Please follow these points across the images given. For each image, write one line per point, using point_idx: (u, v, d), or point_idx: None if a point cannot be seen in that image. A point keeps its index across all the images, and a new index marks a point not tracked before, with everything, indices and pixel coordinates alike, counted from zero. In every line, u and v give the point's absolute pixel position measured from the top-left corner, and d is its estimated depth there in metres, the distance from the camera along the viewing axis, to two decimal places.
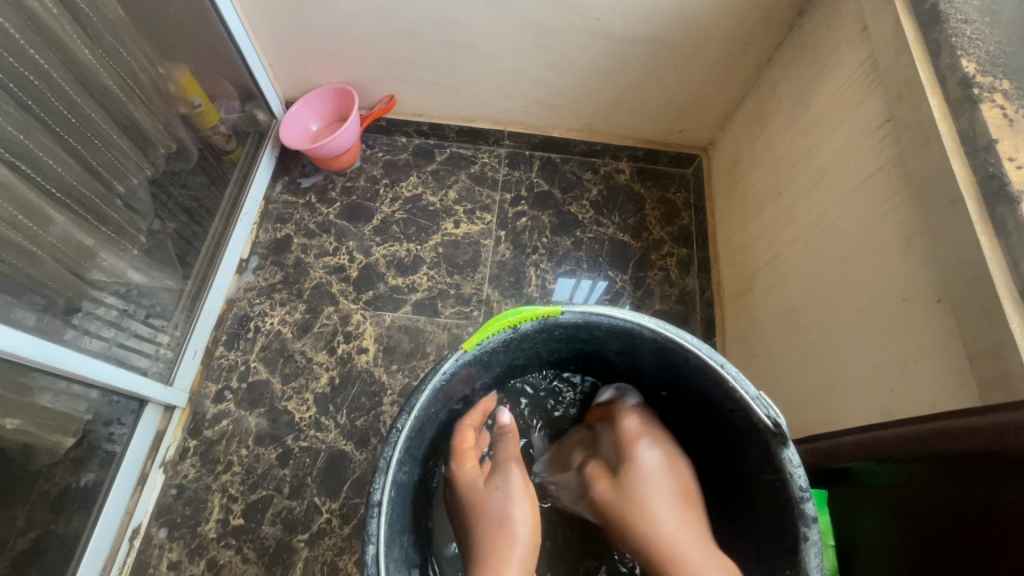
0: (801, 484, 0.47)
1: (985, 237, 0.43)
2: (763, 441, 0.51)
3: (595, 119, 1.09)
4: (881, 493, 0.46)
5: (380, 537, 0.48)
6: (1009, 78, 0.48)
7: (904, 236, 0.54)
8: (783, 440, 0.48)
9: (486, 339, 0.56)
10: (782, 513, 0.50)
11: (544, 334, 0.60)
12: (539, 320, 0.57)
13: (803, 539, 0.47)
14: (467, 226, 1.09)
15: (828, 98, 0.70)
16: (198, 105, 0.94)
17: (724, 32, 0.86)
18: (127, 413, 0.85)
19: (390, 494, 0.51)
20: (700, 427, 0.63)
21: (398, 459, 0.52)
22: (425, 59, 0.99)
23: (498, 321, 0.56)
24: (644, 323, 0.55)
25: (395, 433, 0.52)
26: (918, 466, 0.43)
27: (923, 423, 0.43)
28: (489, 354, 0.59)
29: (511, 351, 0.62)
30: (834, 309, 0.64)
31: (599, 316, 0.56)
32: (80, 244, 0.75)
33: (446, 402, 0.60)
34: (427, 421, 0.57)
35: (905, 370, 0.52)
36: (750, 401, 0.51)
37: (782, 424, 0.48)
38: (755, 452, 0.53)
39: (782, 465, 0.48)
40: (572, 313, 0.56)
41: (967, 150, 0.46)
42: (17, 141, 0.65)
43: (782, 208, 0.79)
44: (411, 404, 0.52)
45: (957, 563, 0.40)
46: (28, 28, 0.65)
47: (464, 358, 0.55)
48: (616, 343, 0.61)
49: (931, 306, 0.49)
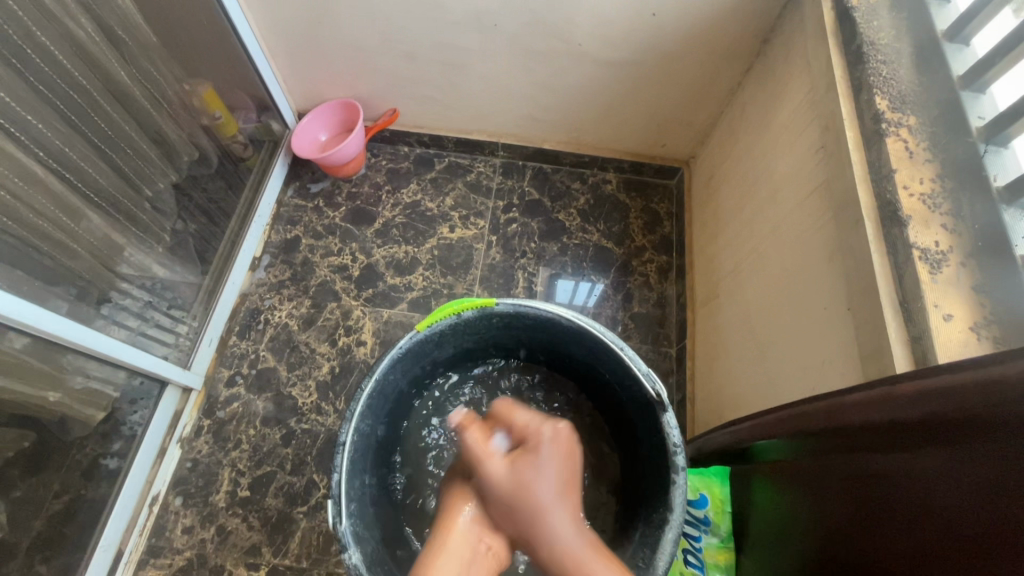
0: (673, 440, 0.57)
1: (877, 253, 0.50)
2: (652, 411, 0.61)
3: (582, 133, 1.17)
4: (794, 463, 0.50)
5: (344, 468, 0.59)
6: (915, 114, 0.55)
7: (829, 250, 0.60)
8: (662, 406, 0.59)
9: (436, 323, 0.65)
10: (664, 474, 0.59)
11: (486, 322, 0.69)
12: (478, 309, 0.66)
13: (674, 487, 0.56)
14: (461, 231, 1.17)
15: (782, 121, 0.76)
16: (219, 117, 1.04)
17: (696, 57, 0.93)
18: (150, 394, 0.95)
19: (355, 437, 0.61)
20: (624, 413, 0.70)
21: (361, 411, 0.61)
22: (425, 77, 1.07)
23: (445, 309, 0.65)
24: (562, 314, 0.65)
25: (359, 391, 0.61)
26: (785, 442, 0.50)
27: (787, 407, 0.51)
28: (439, 337, 0.68)
29: (462, 336, 0.71)
30: (780, 316, 0.70)
31: (528, 307, 0.65)
32: (113, 242, 0.85)
33: (407, 374, 0.69)
34: (389, 388, 0.67)
35: (826, 370, 0.59)
36: (641, 376, 0.61)
37: (663, 394, 0.59)
38: (649, 423, 0.62)
39: (661, 427, 0.59)
40: (505, 305, 0.65)
41: (874, 179, 0.53)
42: (63, 152, 0.75)
43: (746, 219, 0.85)
44: (374, 369, 0.62)
45: (862, 524, 0.43)
46: (72, 52, 0.74)
47: (418, 337, 0.65)
48: (549, 333, 0.69)
49: (845, 313, 0.56)
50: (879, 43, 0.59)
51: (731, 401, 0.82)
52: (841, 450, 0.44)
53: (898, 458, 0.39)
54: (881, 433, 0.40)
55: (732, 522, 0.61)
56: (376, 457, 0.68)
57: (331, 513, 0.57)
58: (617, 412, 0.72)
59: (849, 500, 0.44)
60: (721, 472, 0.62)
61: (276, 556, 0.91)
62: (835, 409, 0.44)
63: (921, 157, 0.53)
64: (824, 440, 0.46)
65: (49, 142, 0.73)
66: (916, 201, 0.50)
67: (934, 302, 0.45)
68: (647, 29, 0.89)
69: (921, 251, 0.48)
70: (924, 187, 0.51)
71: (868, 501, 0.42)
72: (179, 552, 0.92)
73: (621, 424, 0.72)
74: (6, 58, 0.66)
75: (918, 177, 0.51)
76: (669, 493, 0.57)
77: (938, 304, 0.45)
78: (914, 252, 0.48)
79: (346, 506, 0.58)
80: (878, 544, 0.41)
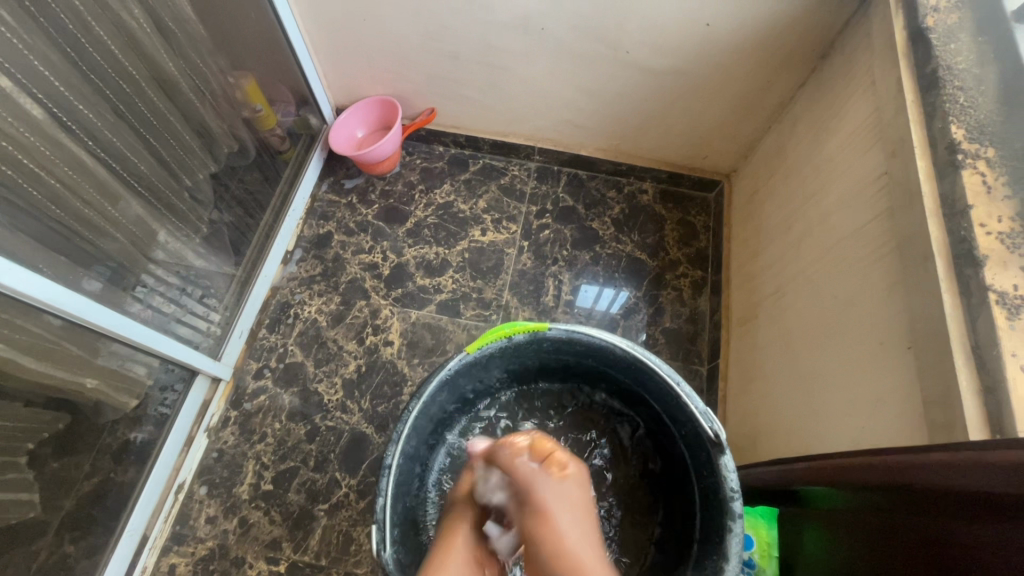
0: (731, 484, 0.55)
1: (948, 295, 0.48)
2: (707, 450, 0.59)
3: (622, 142, 1.15)
4: (851, 516, 0.49)
5: (388, 492, 0.58)
6: (994, 145, 0.52)
7: (885, 290, 0.58)
8: (720, 447, 0.57)
9: (485, 345, 0.65)
10: (717, 514, 0.58)
11: (534, 346, 0.68)
12: (530, 333, 0.66)
13: (728, 532, 0.55)
14: (492, 235, 1.16)
15: (836, 147, 0.74)
16: (259, 110, 1.05)
17: (746, 70, 0.91)
18: (180, 381, 0.96)
19: (400, 459, 0.60)
20: (671, 446, 0.69)
21: (407, 433, 0.61)
22: (465, 78, 1.06)
23: (495, 330, 0.66)
24: (616, 344, 0.64)
25: (406, 412, 0.61)
26: (846, 494, 0.49)
27: (849, 456, 0.49)
28: (487, 358, 0.67)
29: (507, 358, 0.70)
30: (824, 350, 0.68)
31: (580, 334, 0.65)
32: (152, 230, 0.86)
33: (452, 395, 0.69)
34: (433, 408, 0.66)
35: (876, 409, 0.57)
36: (697, 414, 0.60)
37: (722, 435, 0.57)
38: (701, 460, 0.61)
39: (719, 469, 0.57)
40: (557, 330, 0.65)
41: (946, 213, 0.51)
42: (108, 140, 0.75)
43: (791, 245, 0.83)
44: (423, 390, 0.62)
45: None
46: (122, 40, 0.75)
47: (466, 359, 0.64)
48: (597, 359, 0.69)
49: (904, 352, 0.54)
50: (955, 68, 0.56)
51: (767, 428, 0.80)
52: (910, 512, 0.42)
53: (979, 528, 0.37)
54: (963, 501, 0.38)
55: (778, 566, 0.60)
56: (416, 477, 0.67)
57: (374, 538, 0.56)
58: (665, 445, 0.71)
59: (908, 565, 0.42)
60: (768, 514, 0.62)
61: (296, 552, 0.91)
62: (911, 466, 0.42)
63: (1000, 193, 0.50)
64: (890, 495, 0.44)
65: (97, 131, 0.74)
66: (993, 239, 0.47)
67: (1010, 349, 0.43)
68: (700, 39, 0.87)
69: (998, 294, 0.45)
70: (1002, 225, 0.48)
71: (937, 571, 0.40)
72: (201, 541, 0.93)
73: (666, 456, 0.71)
74: (60, 46, 0.67)
75: (996, 214, 0.49)
76: (723, 540, 0.55)
77: (1016, 353, 0.43)
78: (990, 295, 0.45)
79: (390, 531, 0.57)
80: None
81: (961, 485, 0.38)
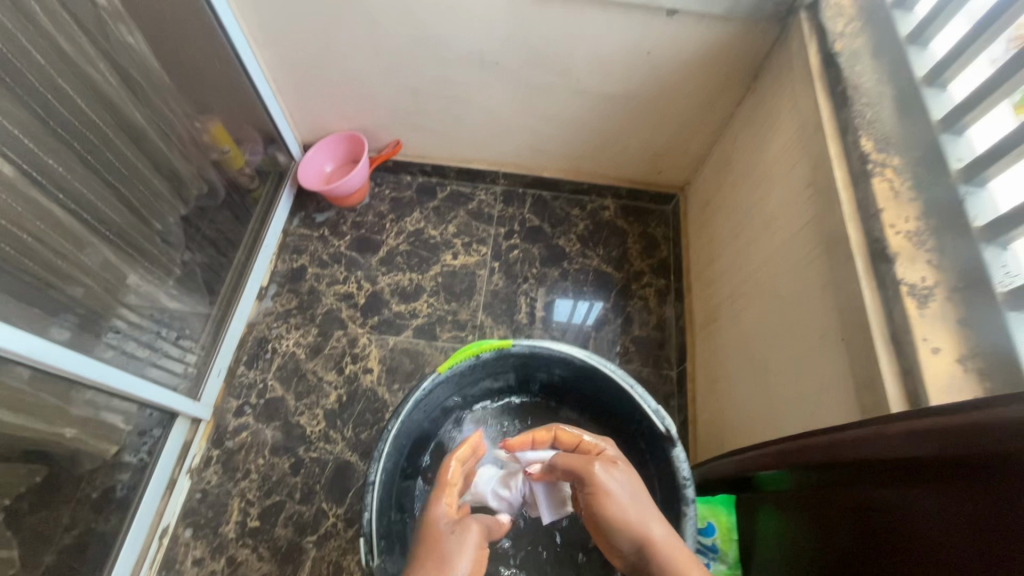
0: (683, 473, 0.61)
1: (868, 289, 0.54)
2: (662, 445, 0.65)
3: (580, 162, 1.21)
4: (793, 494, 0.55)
5: (375, 506, 0.61)
6: (898, 154, 0.58)
7: (819, 288, 0.64)
8: (671, 441, 0.63)
9: (455, 365, 0.69)
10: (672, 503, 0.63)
11: (501, 362, 0.72)
12: (496, 350, 0.70)
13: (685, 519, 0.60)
14: (464, 258, 1.20)
15: (772, 157, 0.81)
16: (227, 151, 1.07)
17: (687, 92, 0.98)
18: (161, 424, 0.96)
19: (383, 475, 0.63)
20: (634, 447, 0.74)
21: (388, 450, 0.64)
22: (427, 110, 1.11)
23: (465, 350, 0.69)
24: (575, 355, 0.68)
25: (386, 431, 0.64)
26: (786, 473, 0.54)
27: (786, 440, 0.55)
28: (459, 377, 0.71)
29: (480, 375, 0.74)
30: (776, 346, 0.73)
31: (542, 347, 0.69)
32: (126, 276, 0.87)
33: (427, 414, 0.72)
34: (412, 426, 0.70)
35: (821, 398, 0.61)
36: (650, 413, 0.65)
37: (672, 431, 0.63)
38: (658, 456, 0.66)
39: (672, 462, 0.63)
40: (520, 346, 0.69)
41: (862, 217, 0.57)
42: (79, 191, 0.77)
43: (741, 248, 0.89)
44: (400, 409, 0.65)
45: (849, 548, 0.47)
46: (89, 95, 0.77)
47: (439, 378, 0.68)
48: (562, 370, 0.73)
49: (839, 344, 0.59)
50: (862, 87, 0.63)
51: (732, 424, 0.85)
52: (841, 483, 0.48)
53: (894, 490, 0.43)
54: (883, 469, 0.43)
55: (739, 549, 0.65)
56: (399, 493, 0.70)
57: (363, 550, 0.60)
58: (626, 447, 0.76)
59: (839, 531, 0.49)
60: (727, 501, 0.67)
61: None
62: (838, 442, 0.47)
63: (906, 196, 0.56)
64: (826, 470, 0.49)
65: (68, 183, 0.76)
66: (903, 238, 0.53)
67: (921, 335, 0.48)
68: (643, 65, 0.93)
69: (909, 287, 0.51)
70: (910, 225, 0.54)
71: (863, 534, 0.46)
72: None
73: None
74: (29, 105, 0.69)
75: (904, 216, 0.55)
76: (679, 525, 0.60)
77: (926, 338, 0.48)
78: (902, 289, 0.51)
79: (377, 542, 0.60)
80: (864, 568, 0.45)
81: (876, 457, 0.43)
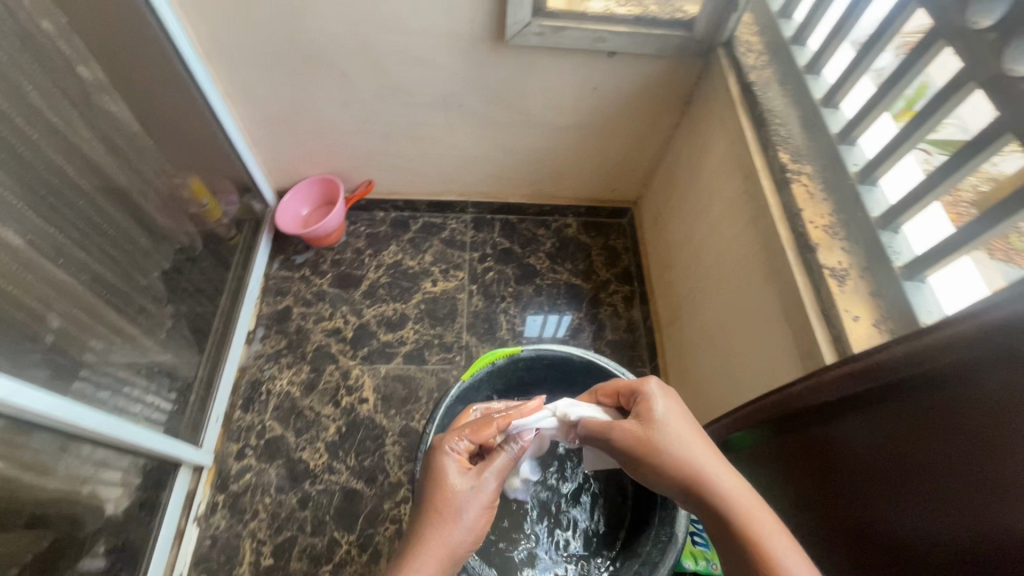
0: None
1: (799, 275, 0.66)
2: None
3: (542, 186, 1.32)
4: (763, 447, 0.65)
5: None
6: (810, 163, 0.72)
7: (761, 278, 0.76)
8: None
9: (476, 374, 0.76)
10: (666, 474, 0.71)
11: (511, 368, 0.80)
12: (509, 358, 0.77)
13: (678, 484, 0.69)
14: (443, 284, 1.28)
15: (710, 171, 0.94)
16: (206, 204, 1.11)
17: (631, 119, 1.11)
18: (164, 476, 0.97)
19: None
20: None
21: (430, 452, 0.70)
22: (397, 150, 1.19)
23: (482, 359, 0.77)
24: (573, 352, 0.77)
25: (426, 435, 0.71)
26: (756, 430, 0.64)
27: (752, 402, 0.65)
28: (478, 387, 0.79)
29: (498, 385, 0.82)
30: (732, 332, 0.85)
31: (547, 350, 0.77)
32: (124, 332, 0.89)
33: None
34: None
35: (774, 370, 0.72)
36: None
37: None
38: None
39: None
40: (528, 351, 0.77)
41: (788, 217, 0.69)
42: (78, 256, 0.80)
43: (694, 251, 1.01)
44: (435, 415, 0.72)
45: (814, 479, 0.58)
46: (80, 163, 0.81)
47: (464, 386, 0.75)
48: (565, 372, 0.81)
49: (781, 323, 0.70)
50: (776, 111, 0.77)
51: (704, 407, 0.95)
52: (799, 429, 0.59)
53: (836, 426, 0.54)
54: (824, 411, 0.54)
55: None
56: None
57: None
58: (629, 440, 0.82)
59: (803, 468, 0.59)
60: None
61: None
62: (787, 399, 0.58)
63: (818, 197, 0.69)
64: (782, 423, 0.60)
65: (68, 249, 0.79)
66: (821, 231, 0.66)
67: (844, 307, 0.60)
68: (591, 99, 1.06)
69: (830, 270, 0.63)
70: (825, 220, 0.67)
71: (819, 466, 0.57)
72: None
73: None
74: (29, 180, 0.73)
75: (820, 212, 0.68)
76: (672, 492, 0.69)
77: (847, 308, 0.60)
78: (825, 272, 0.63)
79: None
80: (827, 492, 0.56)
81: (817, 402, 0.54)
